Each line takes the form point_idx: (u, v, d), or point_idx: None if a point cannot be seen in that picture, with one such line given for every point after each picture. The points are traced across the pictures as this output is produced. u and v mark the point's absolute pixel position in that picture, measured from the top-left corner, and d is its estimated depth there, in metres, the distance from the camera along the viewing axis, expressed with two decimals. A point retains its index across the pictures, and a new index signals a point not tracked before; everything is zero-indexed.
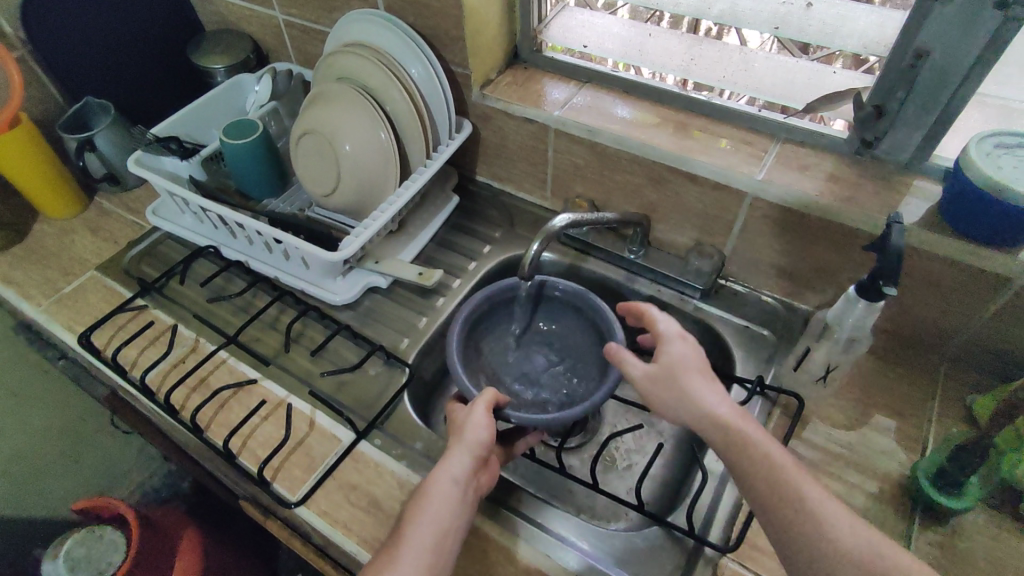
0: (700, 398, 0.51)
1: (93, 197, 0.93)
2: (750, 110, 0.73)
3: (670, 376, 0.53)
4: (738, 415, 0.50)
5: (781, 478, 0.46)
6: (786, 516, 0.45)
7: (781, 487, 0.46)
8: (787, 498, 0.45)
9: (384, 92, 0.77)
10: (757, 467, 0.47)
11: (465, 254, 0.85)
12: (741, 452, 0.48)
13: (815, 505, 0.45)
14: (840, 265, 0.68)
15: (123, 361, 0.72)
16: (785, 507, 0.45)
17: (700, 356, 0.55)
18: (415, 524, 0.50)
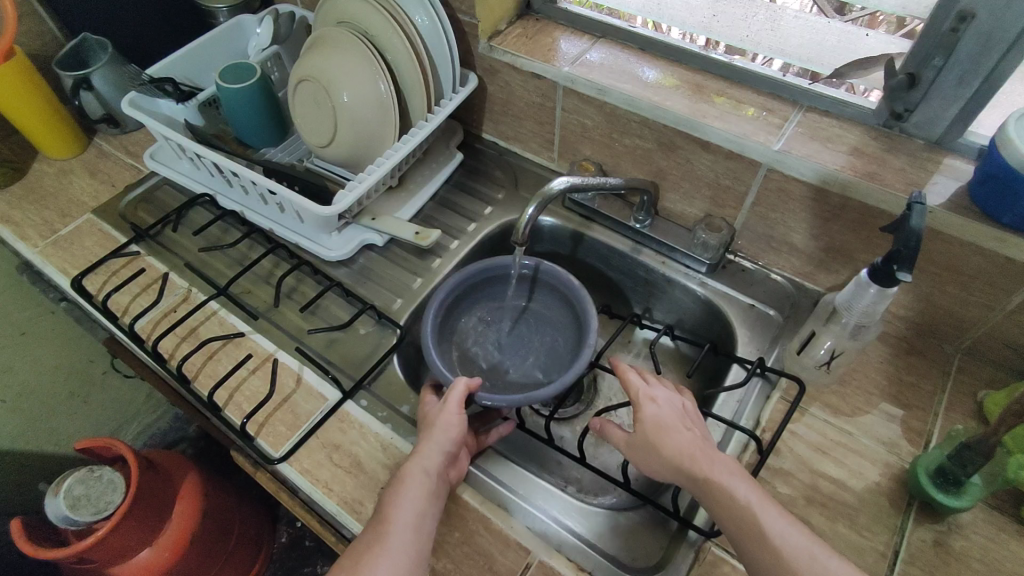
0: (676, 454, 0.50)
1: (93, 139, 0.92)
2: (770, 74, 0.69)
3: (646, 436, 0.52)
4: (714, 467, 0.49)
5: (756, 527, 0.46)
6: (760, 567, 0.45)
7: (757, 537, 0.45)
8: (764, 550, 0.45)
9: (385, 40, 0.73)
10: (733, 521, 0.47)
11: (465, 215, 0.83)
12: (716, 505, 0.48)
13: (792, 557, 0.44)
14: (855, 245, 0.64)
15: (115, 307, 0.71)
16: (761, 559, 0.45)
17: (675, 410, 0.54)
18: (393, 520, 0.48)
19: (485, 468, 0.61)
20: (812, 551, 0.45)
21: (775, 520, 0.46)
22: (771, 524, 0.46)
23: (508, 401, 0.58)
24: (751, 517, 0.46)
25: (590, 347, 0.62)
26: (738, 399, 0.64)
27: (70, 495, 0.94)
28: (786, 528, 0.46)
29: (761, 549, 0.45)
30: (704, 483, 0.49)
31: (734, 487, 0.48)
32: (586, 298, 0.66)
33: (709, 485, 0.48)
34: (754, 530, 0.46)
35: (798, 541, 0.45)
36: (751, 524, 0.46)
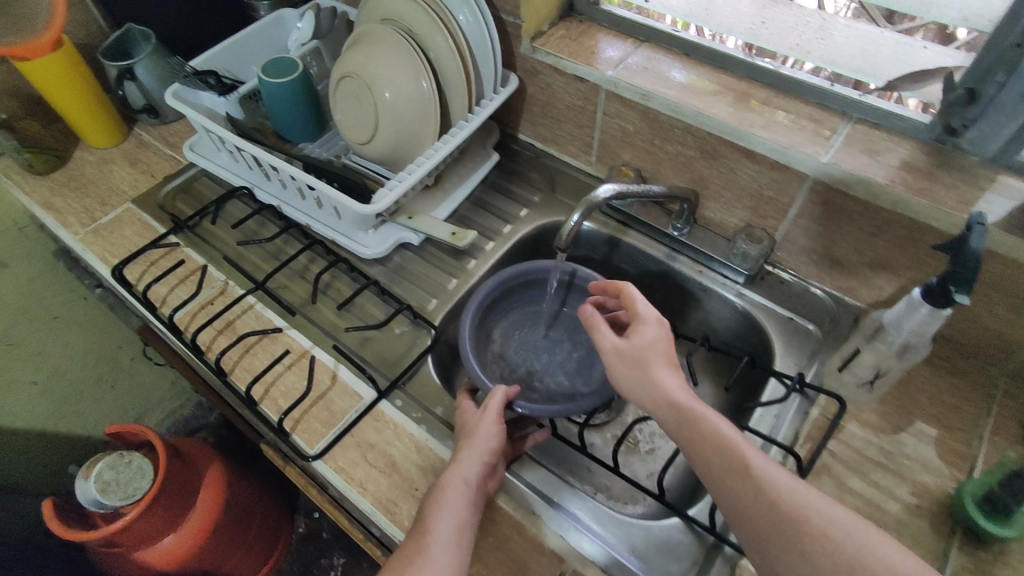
0: (659, 386, 0.48)
1: (133, 129, 0.93)
2: (819, 83, 0.67)
3: (640, 352, 0.51)
4: (696, 400, 0.47)
5: (735, 461, 0.43)
6: (742, 506, 0.42)
7: (737, 472, 0.43)
8: (744, 485, 0.42)
9: (429, 38, 0.73)
10: (713, 458, 0.44)
11: (501, 217, 0.83)
12: (693, 439, 0.45)
13: (778, 495, 0.41)
14: (902, 263, 0.63)
15: (154, 298, 0.72)
16: (743, 497, 0.42)
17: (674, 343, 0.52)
18: (433, 530, 0.49)
19: (520, 475, 0.60)
20: (804, 495, 0.41)
21: (755, 453, 0.43)
22: (751, 456, 0.43)
23: (544, 412, 0.59)
24: (731, 450, 0.43)
25: None
26: (774, 414, 0.64)
27: (100, 480, 0.95)
28: (770, 463, 0.43)
29: (742, 484, 0.42)
30: (683, 413, 0.46)
31: (715, 418, 0.45)
32: None
33: (688, 416, 0.46)
34: (733, 465, 0.43)
35: (785, 481, 0.42)
36: (729, 458, 0.43)
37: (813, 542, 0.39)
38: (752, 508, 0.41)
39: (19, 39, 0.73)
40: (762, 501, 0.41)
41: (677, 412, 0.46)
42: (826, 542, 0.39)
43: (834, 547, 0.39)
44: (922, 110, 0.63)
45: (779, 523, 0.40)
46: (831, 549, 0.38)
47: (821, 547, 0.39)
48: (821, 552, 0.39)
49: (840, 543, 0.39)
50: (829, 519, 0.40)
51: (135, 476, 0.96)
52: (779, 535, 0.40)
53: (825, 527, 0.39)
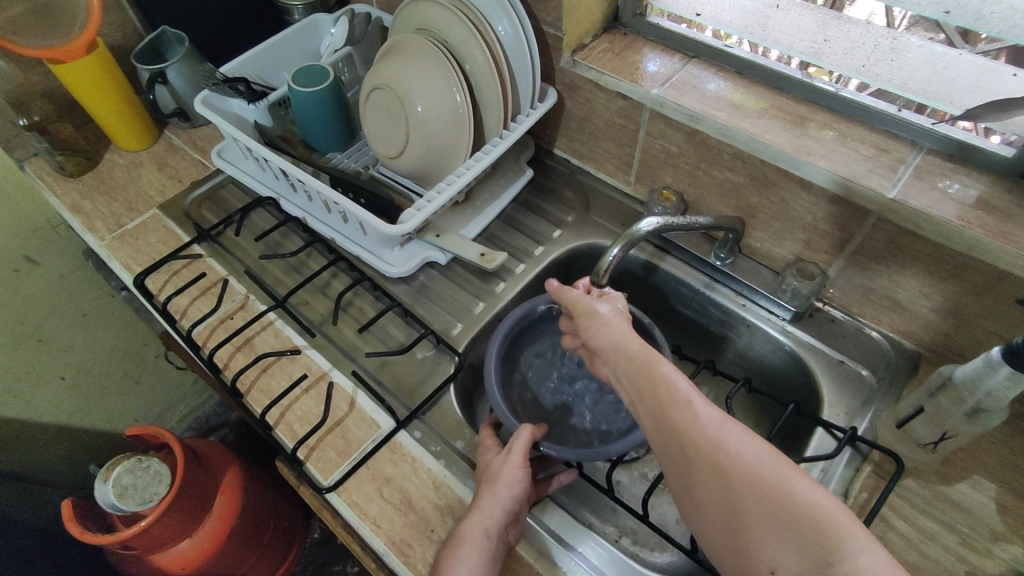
0: (602, 323, 0.49)
1: (164, 132, 0.92)
2: (885, 108, 0.62)
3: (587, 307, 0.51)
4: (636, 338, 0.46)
5: (664, 394, 0.42)
6: (664, 435, 0.41)
7: (664, 402, 0.41)
8: (667, 415, 0.41)
9: (465, 49, 0.69)
10: (645, 391, 0.43)
11: (532, 237, 0.79)
12: (628, 370, 0.45)
13: (697, 426, 0.40)
14: (974, 310, 0.57)
15: (174, 310, 0.71)
16: (666, 427, 0.41)
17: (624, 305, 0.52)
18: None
19: (542, 522, 0.57)
20: (725, 430, 0.39)
21: (683, 385, 0.42)
22: (681, 390, 0.42)
23: (572, 456, 0.56)
24: (661, 382, 0.42)
25: None
26: (821, 468, 0.58)
27: (119, 483, 0.95)
28: (698, 398, 0.41)
29: (668, 416, 0.41)
30: (625, 356, 0.46)
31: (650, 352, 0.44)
32: (660, 340, 0.63)
33: (626, 350, 0.46)
34: (660, 397, 0.42)
35: (706, 413, 0.40)
36: (658, 389, 0.42)
37: (729, 476, 0.38)
38: (672, 439, 0.40)
39: (57, 41, 0.72)
40: (686, 433, 0.40)
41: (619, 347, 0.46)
42: (742, 476, 0.37)
43: (749, 479, 0.37)
44: (984, 134, 0.58)
45: (697, 455, 0.39)
46: (747, 484, 0.37)
47: (737, 479, 0.37)
48: (738, 487, 0.37)
49: (755, 476, 0.37)
50: (746, 451, 0.38)
51: (154, 481, 0.95)
52: (697, 467, 0.39)
53: (739, 457, 0.38)
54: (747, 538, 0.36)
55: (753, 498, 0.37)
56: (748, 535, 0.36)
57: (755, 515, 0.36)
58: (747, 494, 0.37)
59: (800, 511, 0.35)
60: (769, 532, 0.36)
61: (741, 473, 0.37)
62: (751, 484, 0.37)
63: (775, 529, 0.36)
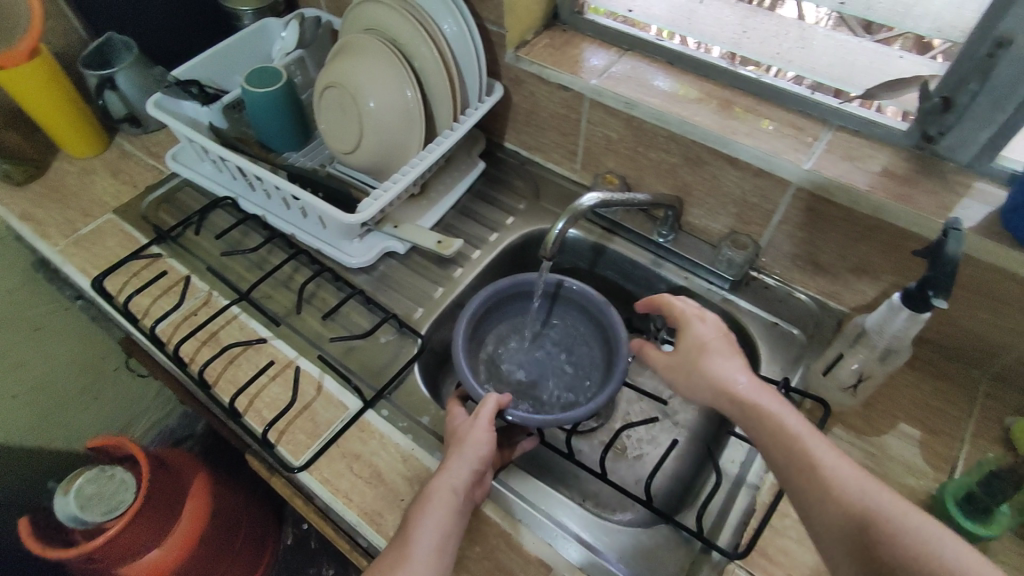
0: (719, 377, 0.52)
1: (115, 138, 0.92)
2: (799, 91, 0.68)
3: (688, 357, 0.55)
4: (760, 397, 0.49)
5: (805, 461, 0.44)
6: (810, 505, 0.43)
7: (806, 471, 0.44)
8: (811, 485, 0.43)
9: (413, 47, 0.73)
10: (785, 459, 0.45)
11: (487, 225, 0.83)
12: (767, 441, 0.47)
13: (841, 490, 0.42)
14: (883, 267, 0.64)
15: (136, 309, 0.71)
16: (811, 497, 0.43)
17: (723, 335, 0.56)
18: (415, 540, 0.49)
19: (507, 483, 0.60)
20: (866, 490, 0.41)
21: (827, 454, 0.44)
22: (822, 458, 0.44)
23: (534, 421, 0.60)
24: (800, 449, 0.45)
25: (620, 370, 0.62)
26: None
27: (81, 495, 0.94)
28: (838, 461, 0.43)
29: (811, 484, 0.43)
30: (751, 413, 0.49)
31: (781, 416, 0.47)
32: (617, 319, 0.66)
33: (758, 416, 0.48)
34: (802, 464, 0.44)
35: (851, 479, 0.42)
36: (800, 456, 0.44)
37: (875, 541, 0.39)
38: (818, 501, 0.42)
39: None
40: (830, 500, 0.42)
41: (747, 413, 0.49)
42: (895, 543, 0.38)
43: (887, 540, 0.38)
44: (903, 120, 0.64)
45: (838, 519, 0.41)
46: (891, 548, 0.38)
47: (887, 545, 0.38)
48: (882, 550, 0.38)
49: (898, 537, 0.38)
50: (887, 512, 0.39)
51: (120, 488, 0.95)
52: (840, 531, 0.41)
53: (883, 520, 0.39)
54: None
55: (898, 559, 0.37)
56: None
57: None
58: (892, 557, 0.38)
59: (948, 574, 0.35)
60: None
61: (886, 536, 0.38)
62: (894, 546, 0.38)
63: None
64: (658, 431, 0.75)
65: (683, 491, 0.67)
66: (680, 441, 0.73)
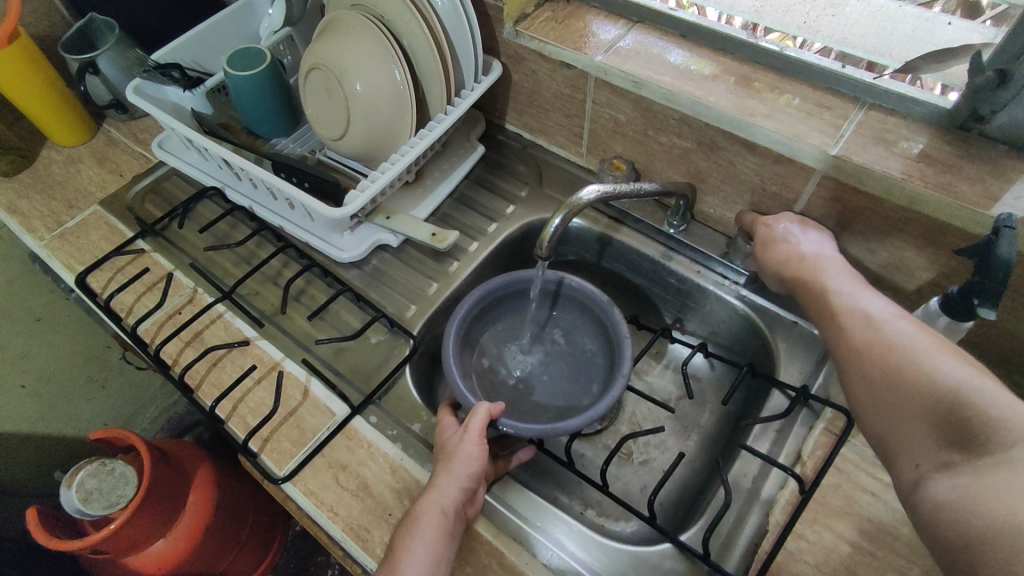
0: (779, 255, 0.59)
1: (102, 124, 0.88)
2: (829, 65, 0.61)
3: (762, 245, 0.61)
4: (820, 265, 0.56)
5: (831, 310, 0.51)
6: (832, 340, 0.50)
7: (831, 316, 0.51)
8: (835, 326, 0.50)
9: (402, 24, 0.67)
10: (820, 310, 0.53)
11: (486, 214, 0.78)
12: (816, 305, 0.54)
13: (863, 326, 0.48)
14: (921, 264, 0.57)
15: (119, 307, 0.69)
16: (837, 333, 0.49)
17: (803, 228, 0.59)
18: (404, 568, 0.45)
19: (502, 498, 0.57)
20: (893, 324, 0.46)
21: (859, 300, 0.50)
22: (852, 307, 0.50)
23: (531, 432, 0.56)
24: (831, 304, 0.52)
25: (624, 373, 0.58)
26: (778, 428, 0.59)
27: (82, 488, 0.93)
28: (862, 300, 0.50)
29: (835, 326, 0.50)
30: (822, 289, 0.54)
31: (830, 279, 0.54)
32: (620, 320, 0.62)
33: (811, 285, 0.55)
34: (831, 313, 0.51)
35: (889, 321, 0.47)
36: (828, 307, 0.52)
37: (884, 363, 0.44)
38: (828, 320, 0.51)
39: None
40: (852, 331, 0.48)
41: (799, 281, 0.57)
42: (899, 361, 0.43)
43: (891, 353, 0.44)
44: (943, 93, 0.57)
45: (853, 343, 0.47)
46: (902, 369, 0.43)
47: (887, 359, 0.44)
48: (885, 362, 0.44)
49: (895, 351, 0.44)
50: (899, 336, 0.45)
51: (120, 483, 0.93)
52: (856, 356, 0.46)
53: (896, 341, 0.45)
54: (881, 406, 0.43)
55: (893, 370, 0.43)
56: (880, 401, 0.43)
57: (900, 392, 0.42)
58: (889, 369, 0.44)
59: (951, 393, 0.39)
60: (896, 396, 0.42)
61: (888, 352, 0.44)
62: (890, 359, 0.44)
63: (921, 404, 0.41)
64: (668, 436, 0.70)
65: (694, 502, 0.63)
66: (690, 448, 0.68)
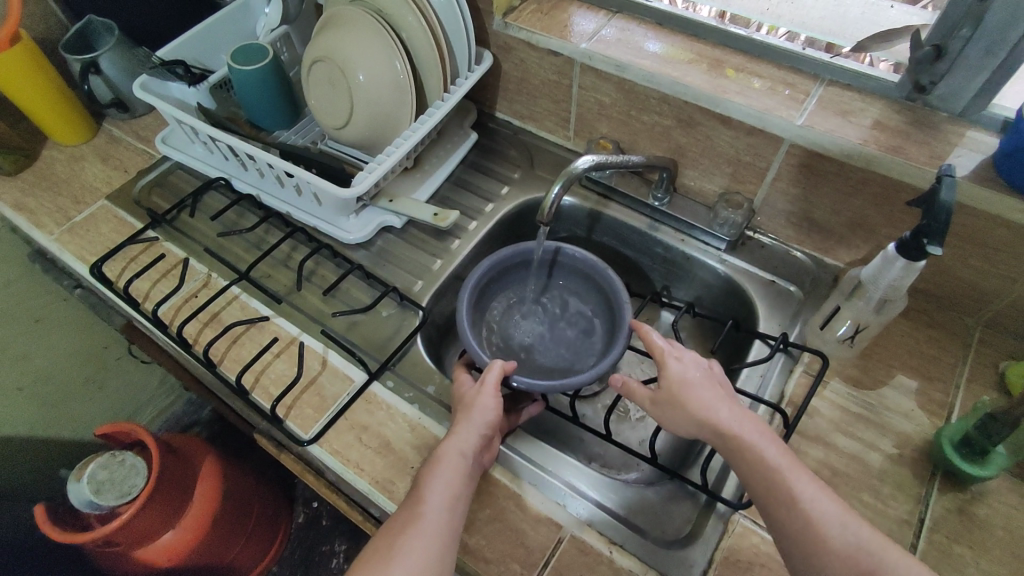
0: (700, 409, 0.51)
1: (102, 124, 0.91)
2: (791, 47, 0.67)
3: (671, 393, 0.54)
4: (739, 425, 0.50)
5: (789, 496, 0.45)
6: (787, 533, 0.45)
7: (787, 504, 0.45)
8: (796, 521, 0.45)
9: (399, 18, 0.71)
10: (771, 493, 0.46)
11: (482, 196, 0.83)
12: (763, 485, 0.47)
13: (821, 522, 0.44)
14: (879, 220, 0.64)
15: (136, 294, 0.71)
16: (793, 526, 0.45)
17: (701, 369, 0.55)
18: (426, 501, 0.50)
19: (514, 447, 0.61)
20: (837, 513, 0.45)
21: (806, 485, 0.46)
22: (805, 493, 0.45)
23: (541, 387, 0.60)
24: (788, 488, 0.46)
25: (625, 329, 0.63)
26: (761, 373, 0.65)
27: (94, 480, 0.94)
28: (809, 486, 0.46)
29: (793, 517, 0.45)
30: (759, 464, 0.47)
31: (765, 449, 0.48)
32: (618, 284, 0.67)
33: (743, 450, 0.48)
34: (786, 497, 0.45)
35: (830, 509, 0.45)
36: (785, 492, 0.46)
37: (841, 565, 0.43)
38: (779, 506, 0.46)
39: None
40: (791, 518, 0.45)
41: (741, 458, 0.48)
42: (855, 564, 0.42)
43: (842, 550, 0.43)
44: (894, 71, 0.64)
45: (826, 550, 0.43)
46: (858, 569, 0.42)
47: (845, 557, 0.43)
48: (845, 564, 0.43)
49: (850, 553, 0.43)
50: (834, 518, 0.44)
51: (132, 474, 0.95)
52: (810, 555, 0.44)
53: (844, 534, 0.43)
54: None
55: (850, 568, 0.42)
56: None
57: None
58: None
59: None
60: None
61: (842, 551, 0.43)
62: (854, 566, 0.42)
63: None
64: None
65: (688, 445, 0.69)
66: None
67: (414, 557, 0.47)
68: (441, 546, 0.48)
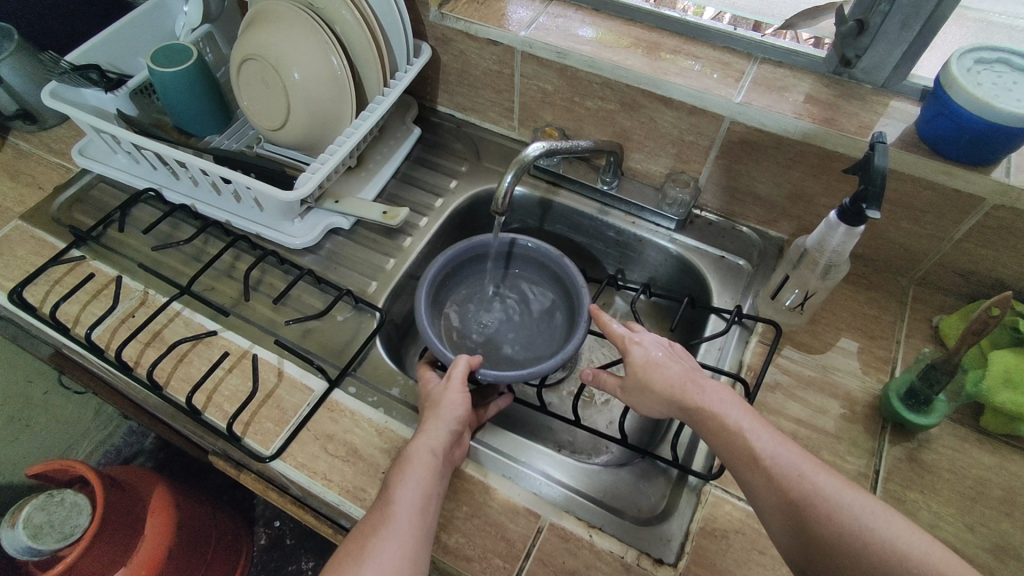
0: (664, 389, 0.53)
1: (7, 138, 0.83)
2: (722, 27, 0.69)
3: (636, 378, 0.55)
4: (702, 396, 0.51)
5: (750, 455, 0.47)
6: (755, 490, 0.46)
7: (750, 462, 0.47)
8: (759, 476, 0.46)
9: (332, 12, 0.69)
10: (735, 455, 0.48)
11: (430, 190, 0.81)
12: (727, 449, 0.48)
13: (780, 474, 0.45)
14: (817, 191, 0.67)
15: (64, 318, 0.66)
16: (756, 482, 0.46)
17: (662, 348, 0.56)
18: (397, 500, 0.48)
19: (485, 443, 0.61)
20: (798, 465, 0.46)
21: (767, 441, 0.47)
22: (763, 449, 0.47)
23: (507, 378, 0.59)
24: (748, 448, 0.47)
25: (585, 314, 0.63)
26: (719, 346, 0.67)
27: (30, 525, 0.88)
28: (770, 444, 0.47)
29: (755, 474, 0.46)
30: (726, 430, 0.49)
31: (725, 415, 0.49)
32: (574, 270, 0.67)
33: (707, 421, 0.50)
34: (748, 456, 0.47)
35: (790, 462, 0.46)
36: (746, 452, 0.47)
37: (801, 510, 0.43)
38: (746, 468, 0.47)
39: None
40: (756, 476, 0.46)
41: (708, 427, 0.50)
42: (814, 506, 0.43)
43: (802, 497, 0.44)
44: (817, 46, 0.67)
45: (786, 500, 0.44)
46: (817, 511, 0.43)
47: (805, 502, 0.44)
48: (807, 509, 0.43)
49: (809, 497, 0.44)
50: (791, 467, 0.45)
51: (72, 513, 0.89)
52: (774, 505, 0.45)
53: (803, 480, 0.44)
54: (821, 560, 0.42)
55: (812, 510, 0.43)
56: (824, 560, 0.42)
57: (824, 539, 0.42)
58: (820, 519, 0.43)
59: (862, 528, 0.41)
60: (835, 552, 0.42)
61: (802, 498, 0.44)
62: (816, 508, 0.43)
63: (845, 551, 0.41)
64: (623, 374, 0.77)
65: (654, 422, 0.70)
66: None
67: (388, 556, 0.45)
68: (415, 547, 0.46)
